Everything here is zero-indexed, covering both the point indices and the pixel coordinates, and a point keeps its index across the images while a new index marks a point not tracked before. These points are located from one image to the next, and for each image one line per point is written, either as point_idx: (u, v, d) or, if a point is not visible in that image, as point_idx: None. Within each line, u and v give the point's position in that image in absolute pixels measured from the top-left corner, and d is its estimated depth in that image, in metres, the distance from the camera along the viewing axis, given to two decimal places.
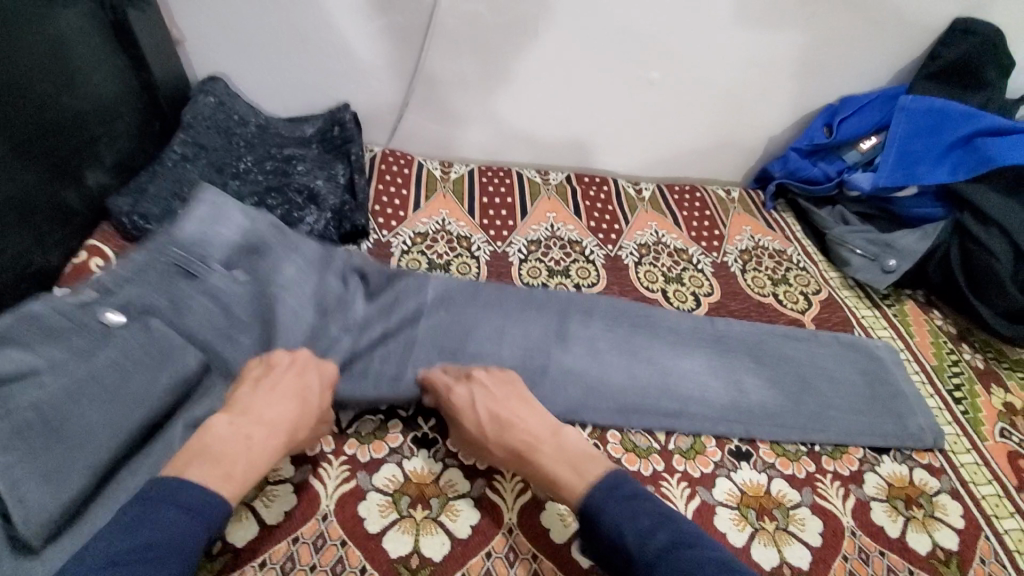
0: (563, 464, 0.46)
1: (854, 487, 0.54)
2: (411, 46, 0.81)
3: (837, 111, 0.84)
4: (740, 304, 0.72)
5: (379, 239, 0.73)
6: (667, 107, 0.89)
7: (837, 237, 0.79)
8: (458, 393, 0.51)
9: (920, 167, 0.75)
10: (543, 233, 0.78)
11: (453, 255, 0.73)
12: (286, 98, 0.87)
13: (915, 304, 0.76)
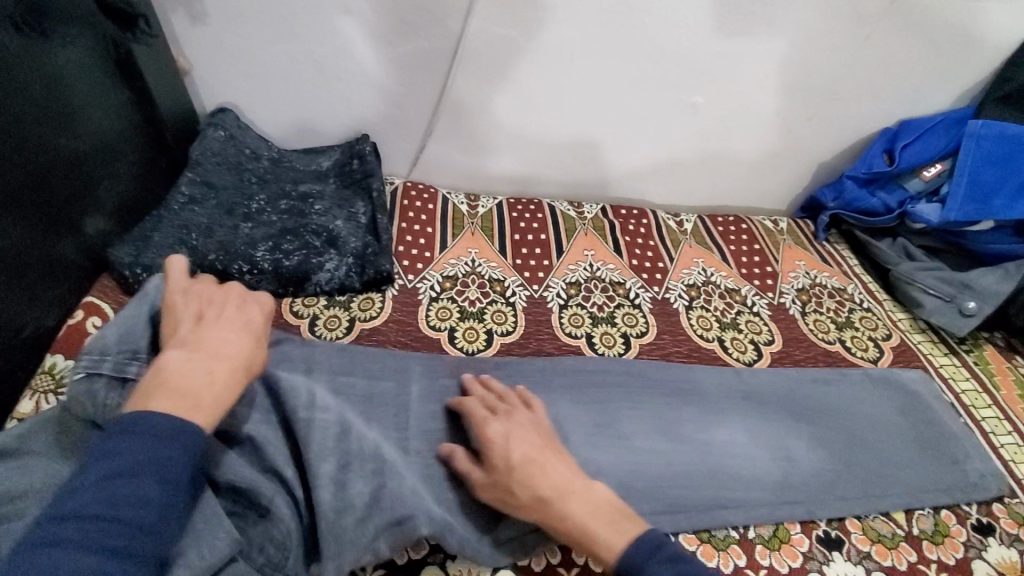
0: (597, 522, 0.42)
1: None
2: (436, 74, 0.75)
3: (896, 134, 0.78)
4: (805, 353, 0.65)
5: (405, 285, 0.66)
6: (708, 131, 0.83)
7: (905, 275, 0.74)
8: (493, 426, 0.47)
9: (995, 201, 0.71)
10: (582, 274, 0.71)
11: (485, 302, 0.66)
12: (301, 130, 0.81)
13: (996, 350, 0.71)
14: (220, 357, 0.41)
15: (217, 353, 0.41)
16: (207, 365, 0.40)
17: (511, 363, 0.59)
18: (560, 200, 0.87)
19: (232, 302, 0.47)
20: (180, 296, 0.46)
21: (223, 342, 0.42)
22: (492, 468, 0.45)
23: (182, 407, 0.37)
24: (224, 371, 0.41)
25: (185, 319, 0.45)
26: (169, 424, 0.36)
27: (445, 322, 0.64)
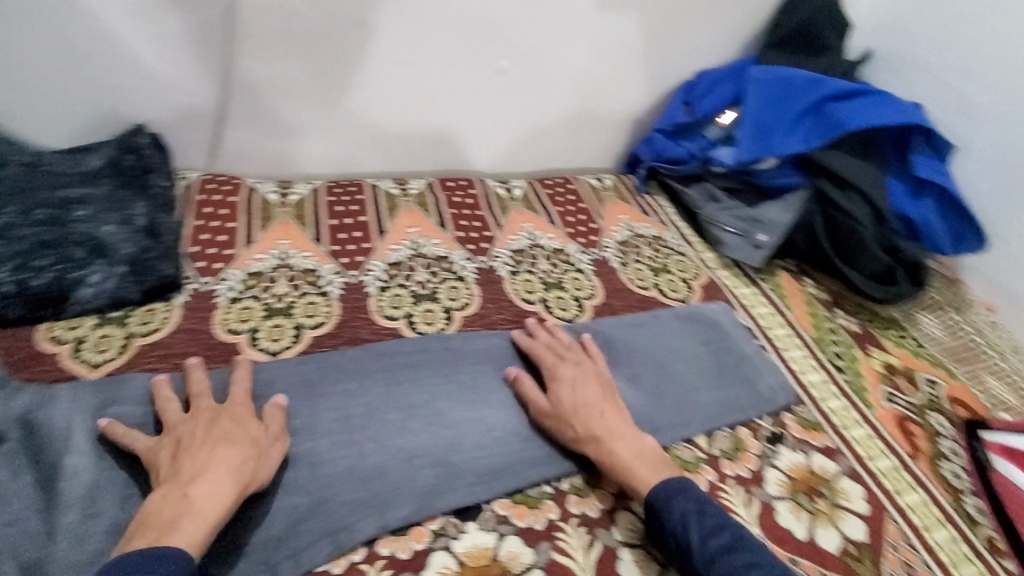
0: (641, 465, 0.53)
1: (756, 490, 0.57)
2: (212, 52, 0.68)
3: (692, 88, 0.89)
4: (622, 301, 0.72)
5: (201, 289, 0.60)
6: (522, 94, 0.83)
7: (709, 216, 0.86)
8: (562, 370, 0.58)
9: (773, 139, 0.81)
10: (404, 254, 0.69)
11: (298, 291, 0.62)
12: (58, 128, 0.68)
13: (789, 275, 0.85)
14: (212, 478, 0.43)
15: (197, 472, 0.43)
16: (188, 491, 0.42)
17: (332, 352, 0.58)
18: (385, 177, 0.83)
19: (210, 412, 0.48)
20: (177, 423, 0.47)
21: (204, 460, 0.44)
22: (568, 401, 0.56)
23: (159, 534, 0.40)
24: (213, 487, 0.42)
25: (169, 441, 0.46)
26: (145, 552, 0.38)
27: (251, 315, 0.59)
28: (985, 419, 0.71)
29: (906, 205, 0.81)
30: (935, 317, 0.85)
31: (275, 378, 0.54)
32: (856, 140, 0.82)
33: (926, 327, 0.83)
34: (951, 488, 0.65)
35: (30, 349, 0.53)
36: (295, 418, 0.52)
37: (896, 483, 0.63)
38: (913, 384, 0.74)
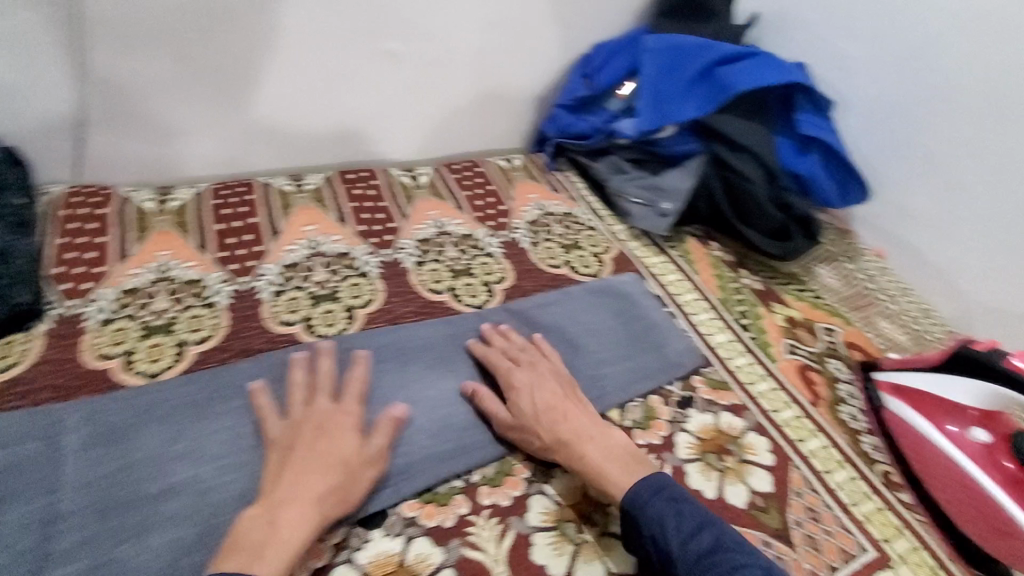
0: (613, 460, 0.68)
1: (668, 455, 0.75)
2: (213, 109, 1.01)
3: (591, 66, 1.22)
4: (533, 281, 1.00)
5: (243, 290, 0.89)
6: (436, 90, 1.17)
7: (618, 190, 1.14)
8: (521, 378, 0.75)
9: (669, 106, 1.07)
10: (371, 263, 0.96)
11: (318, 306, 0.88)
12: (74, 98, 0.91)
13: (697, 240, 1.13)
14: (295, 509, 0.59)
15: (287, 501, 0.60)
16: (285, 519, 0.59)
17: (358, 344, 0.83)
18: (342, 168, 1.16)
19: (304, 443, 0.65)
20: (284, 448, 0.66)
21: (295, 490, 0.61)
22: (579, 424, 0.71)
23: (244, 559, 0.56)
24: (297, 515, 0.59)
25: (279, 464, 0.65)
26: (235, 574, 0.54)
27: (293, 320, 0.86)
28: (878, 362, 0.89)
29: (791, 159, 1.05)
30: (835, 272, 1.09)
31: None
32: (748, 100, 1.06)
33: (821, 277, 1.08)
34: (849, 429, 0.83)
35: (353, 432, 0.67)
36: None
37: (800, 433, 0.82)
38: (812, 335, 0.97)
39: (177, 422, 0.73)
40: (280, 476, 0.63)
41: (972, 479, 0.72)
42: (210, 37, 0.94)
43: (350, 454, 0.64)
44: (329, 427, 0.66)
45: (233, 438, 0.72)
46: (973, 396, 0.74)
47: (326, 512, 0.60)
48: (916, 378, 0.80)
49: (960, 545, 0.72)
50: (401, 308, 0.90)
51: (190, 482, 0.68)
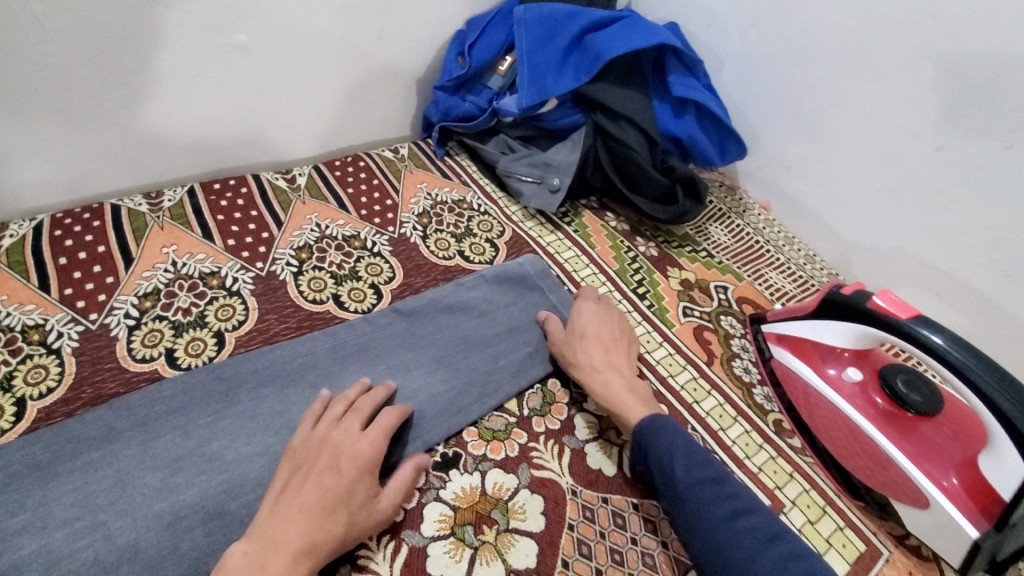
0: (637, 397, 0.75)
1: (566, 441, 0.75)
2: (56, 130, 0.90)
3: (463, 43, 1.15)
4: (422, 277, 0.95)
5: (92, 329, 0.80)
6: (307, 84, 1.10)
7: (506, 170, 1.10)
8: (590, 308, 0.87)
9: (548, 79, 1.04)
10: (242, 280, 0.89)
11: (182, 336, 0.81)
12: None
13: (591, 213, 1.11)
14: (283, 556, 0.56)
15: (281, 543, 0.57)
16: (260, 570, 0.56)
17: (230, 372, 0.76)
18: (209, 179, 1.09)
19: (313, 480, 0.62)
20: (298, 469, 0.64)
21: (295, 532, 0.58)
22: (617, 361, 0.79)
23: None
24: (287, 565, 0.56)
25: (279, 488, 0.62)
26: None
27: (152, 355, 0.78)
28: (764, 313, 0.92)
29: (669, 123, 1.04)
30: (725, 229, 1.11)
31: (191, 417, 0.71)
32: (621, 66, 1.05)
33: (712, 236, 1.10)
34: (743, 384, 0.85)
35: (363, 471, 0.63)
36: (229, 444, 0.69)
37: (697, 395, 0.83)
38: (705, 294, 0.98)
39: (19, 487, 0.63)
40: (283, 507, 0.60)
41: (848, 418, 0.75)
42: (21, 51, 0.80)
43: (353, 503, 0.61)
44: (343, 464, 0.63)
45: (87, 496, 0.63)
46: (846, 337, 0.76)
47: (317, 560, 0.57)
48: (797, 326, 0.82)
49: (845, 482, 0.75)
50: (277, 325, 0.84)
51: (38, 554, 0.59)
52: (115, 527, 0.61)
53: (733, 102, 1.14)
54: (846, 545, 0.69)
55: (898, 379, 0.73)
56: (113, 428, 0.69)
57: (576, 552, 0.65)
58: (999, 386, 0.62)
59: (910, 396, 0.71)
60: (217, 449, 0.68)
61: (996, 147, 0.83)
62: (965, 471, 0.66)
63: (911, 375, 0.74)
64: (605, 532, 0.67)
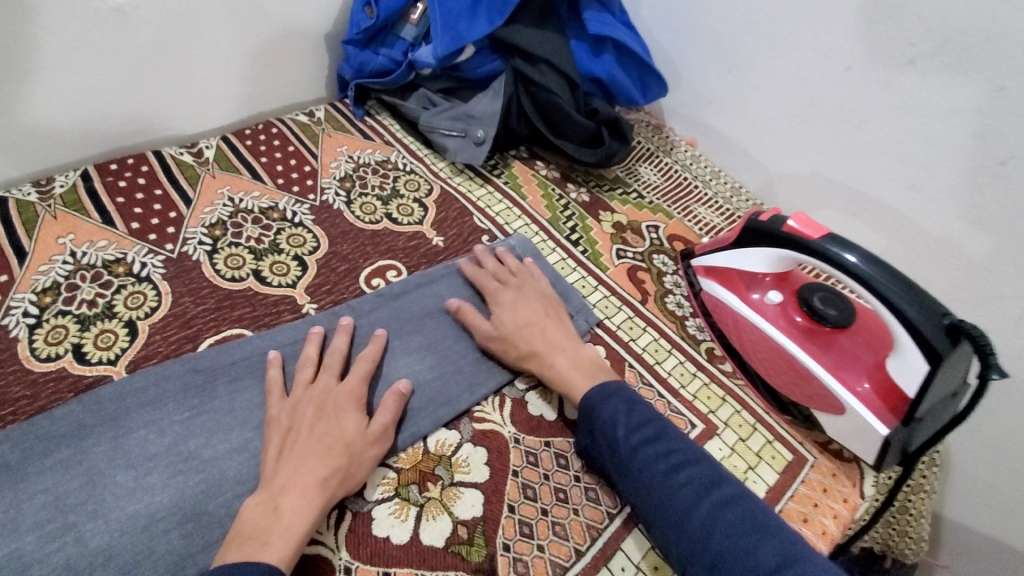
0: (579, 371, 0.73)
1: (507, 393, 0.76)
2: None
3: None
4: (348, 243, 0.91)
5: None
6: (204, 49, 1.01)
7: (428, 126, 1.05)
8: (503, 296, 0.80)
9: (462, 25, 0.98)
10: (152, 265, 0.84)
11: (89, 329, 0.76)
12: None
13: (521, 163, 1.08)
14: (288, 495, 0.58)
15: (283, 485, 0.59)
16: (270, 510, 0.57)
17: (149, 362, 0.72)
18: (106, 161, 0.99)
19: (300, 429, 0.63)
20: (286, 426, 0.64)
21: (298, 471, 0.59)
22: (554, 337, 0.76)
23: None
24: (294, 501, 0.57)
25: (274, 445, 0.63)
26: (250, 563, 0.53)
27: (57, 353, 0.73)
28: (693, 247, 0.93)
29: (587, 63, 1.02)
30: (654, 169, 1.11)
31: (142, 417, 0.67)
32: (535, 8, 1.01)
33: (643, 176, 1.10)
34: (675, 317, 0.87)
35: (354, 410, 0.65)
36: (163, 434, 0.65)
37: (632, 333, 0.84)
38: (637, 235, 0.99)
39: None
40: (280, 461, 0.61)
41: (771, 339, 0.77)
42: None
43: (350, 437, 0.63)
44: (331, 408, 0.65)
45: (58, 497, 0.60)
46: (769, 260, 0.78)
47: (329, 495, 0.59)
48: (723, 257, 0.83)
49: (774, 400, 0.78)
50: (194, 308, 0.80)
51: (8, 560, 0.56)
52: (41, 533, 0.57)
53: (653, 39, 1.13)
54: (775, 456, 0.73)
55: (816, 296, 0.77)
56: (57, 433, 0.64)
57: (520, 496, 0.66)
58: (902, 291, 0.64)
59: (827, 311, 0.75)
60: (140, 443, 0.64)
61: (898, 64, 0.85)
62: (874, 376, 0.70)
63: (826, 292, 0.77)
64: (548, 474, 0.68)
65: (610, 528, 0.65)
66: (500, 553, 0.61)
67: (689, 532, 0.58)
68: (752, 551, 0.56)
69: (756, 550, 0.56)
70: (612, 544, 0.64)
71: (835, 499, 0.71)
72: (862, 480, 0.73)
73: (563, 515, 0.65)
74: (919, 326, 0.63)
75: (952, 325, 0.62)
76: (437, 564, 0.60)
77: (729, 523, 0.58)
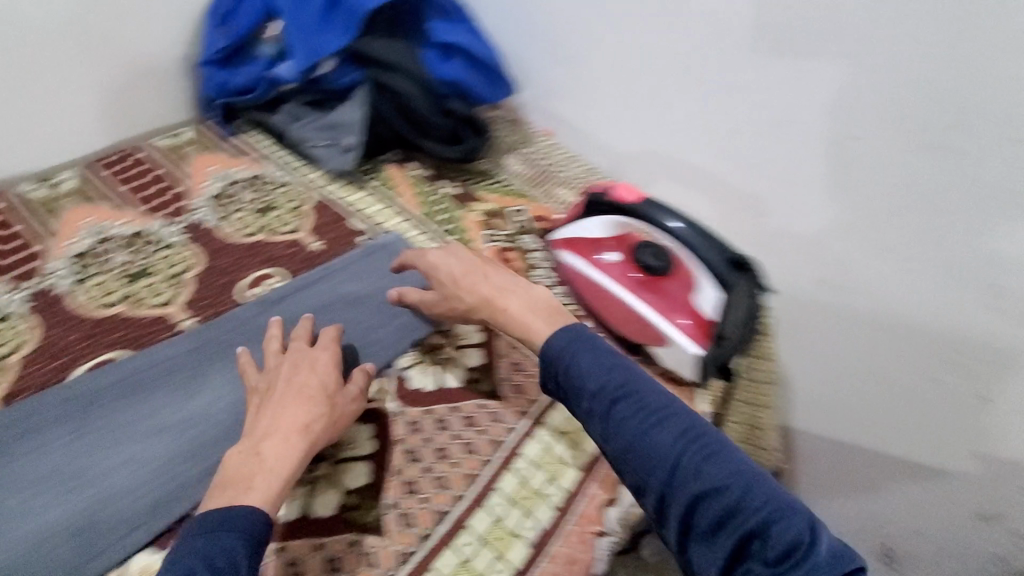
0: (535, 312, 0.72)
1: (389, 373, 0.83)
2: None
3: (224, 12, 1.11)
4: (226, 256, 0.94)
5: None
6: (50, 85, 1.01)
7: (299, 138, 1.11)
8: (436, 257, 0.82)
9: (317, 41, 1.05)
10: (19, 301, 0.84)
11: None
12: None
13: (394, 165, 1.14)
14: (271, 442, 0.62)
15: (267, 432, 0.63)
16: (255, 455, 0.61)
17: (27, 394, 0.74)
18: None
19: (280, 384, 0.69)
20: (264, 387, 0.70)
21: (281, 417, 0.64)
22: (498, 282, 0.77)
23: None
24: (278, 446, 0.62)
25: (253, 407, 0.68)
26: (236, 506, 0.56)
27: None
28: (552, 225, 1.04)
29: (438, 68, 1.10)
30: (520, 159, 1.21)
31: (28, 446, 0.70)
32: (384, 19, 1.08)
33: (510, 167, 1.20)
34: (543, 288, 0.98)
35: (332, 368, 0.72)
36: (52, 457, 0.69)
37: None
38: (504, 220, 1.09)
39: None
40: (259, 414, 0.66)
41: (611, 292, 0.90)
42: None
43: (328, 386, 0.70)
44: (307, 365, 0.72)
45: None
46: (603, 225, 0.92)
47: (311, 438, 0.65)
48: (570, 228, 0.96)
49: (626, 344, 0.91)
50: (67, 339, 0.81)
51: None
52: None
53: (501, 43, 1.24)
54: None
55: (647, 253, 0.87)
56: None
57: (404, 460, 0.73)
58: (699, 237, 0.84)
59: (654, 264, 0.86)
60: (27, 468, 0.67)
61: (689, 48, 0.99)
62: (690, 311, 0.84)
63: (656, 247, 0.87)
64: (430, 437, 0.76)
65: (487, 473, 0.73)
66: (388, 511, 0.69)
67: (661, 473, 0.58)
68: (725, 488, 0.56)
69: (730, 486, 0.56)
70: (489, 486, 0.72)
71: None
72: (696, 399, 0.87)
73: (445, 469, 0.73)
74: (713, 264, 0.82)
75: (734, 261, 0.83)
76: (328, 530, 0.67)
77: (707, 465, 0.57)
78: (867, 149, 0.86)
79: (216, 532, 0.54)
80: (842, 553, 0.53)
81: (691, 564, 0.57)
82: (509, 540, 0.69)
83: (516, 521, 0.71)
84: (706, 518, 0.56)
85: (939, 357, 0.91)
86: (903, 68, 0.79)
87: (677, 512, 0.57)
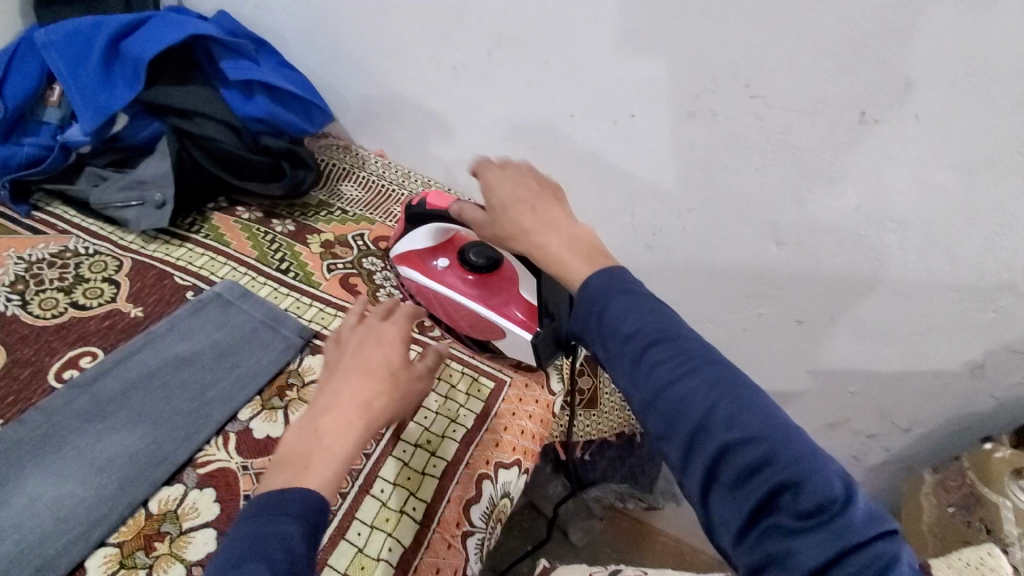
0: (573, 253, 0.63)
1: (230, 429, 0.80)
2: None
3: None
4: (30, 345, 0.85)
5: None
6: None
7: (103, 203, 1.02)
8: (489, 181, 0.70)
9: (99, 99, 0.97)
10: None
11: None
12: None
13: (221, 213, 1.10)
14: (329, 418, 0.62)
15: (326, 407, 0.63)
16: (312, 430, 0.61)
17: None
18: None
19: (347, 353, 0.68)
20: (331, 357, 0.69)
21: (339, 392, 0.64)
22: (548, 215, 0.66)
23: None
24: (337, 423, 0.62)
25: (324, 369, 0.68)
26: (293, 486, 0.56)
27: None
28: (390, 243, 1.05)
29: (241, 107, 1.06)
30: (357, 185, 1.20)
31: None
32: (175, 69, 1.05)
33: (345, 195, 1.19)
34: None
35: (397, 345, 0.70)
36: None
37: None
38: (345, 246, 1.08)
39: None
40: (326, 382, 0.66)
41: (449, 297, 0.89)
42: None
43: (393, 366, 0.67)
44: (373, 340, 0.69)
45: None
46: (426, 234, 0.91)
47: (371, 416, 0.63)
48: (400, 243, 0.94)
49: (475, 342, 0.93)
50: None
51: None
52: None
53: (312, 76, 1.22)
54: (480, 388, 0.88)
55: (471, 252, 0.91)
56: None
57: None
58: None
59: (479, 262, 0.89)
60: None
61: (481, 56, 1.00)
62: (518, 300, 0.86)
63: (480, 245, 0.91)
64: None
65: (345, 505, 0.73)
66: None
67: (693, 423, 0.51)
68: (760, 439, 0.50)
69: (766, 437, 0.50)
70: (348, 518, 0.72)
71: (529, 403, 0.90)
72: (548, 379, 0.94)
73: None
74: None
75: None
76: None
77: (741, 413, 0.51)
78: (660, 126, 0.92)
79: (278, 513, 0.54)
80: (875, 517, 0.48)
81: (709, 518, 0.52)
82: (373, 566, 0.69)
83: (378, 545, 0.71)
84: (735, 468, 0.50)
85: (754, 296, 1.02)
86: (672, 51, 0.85)
87: (702, 462, 0.51)
